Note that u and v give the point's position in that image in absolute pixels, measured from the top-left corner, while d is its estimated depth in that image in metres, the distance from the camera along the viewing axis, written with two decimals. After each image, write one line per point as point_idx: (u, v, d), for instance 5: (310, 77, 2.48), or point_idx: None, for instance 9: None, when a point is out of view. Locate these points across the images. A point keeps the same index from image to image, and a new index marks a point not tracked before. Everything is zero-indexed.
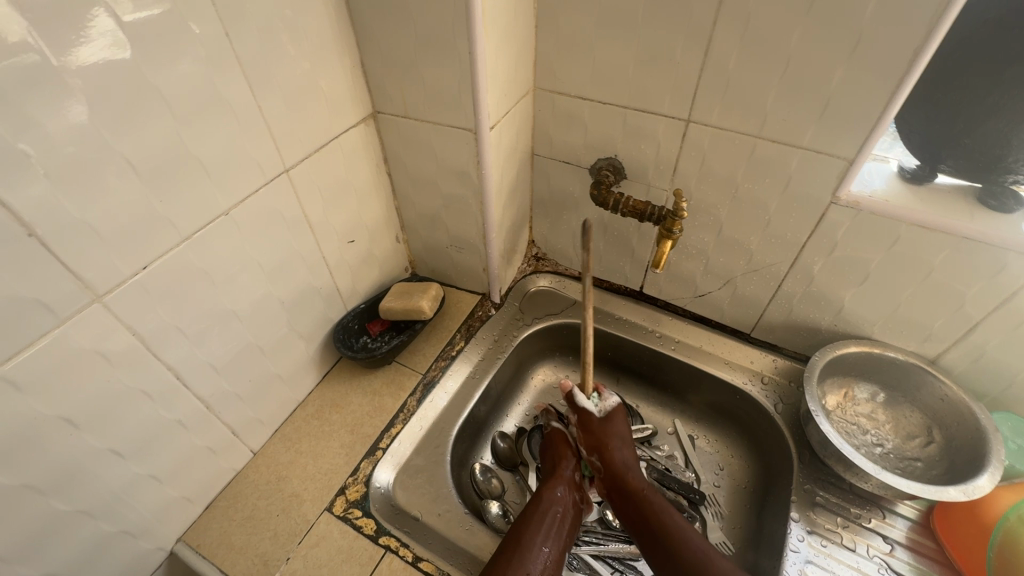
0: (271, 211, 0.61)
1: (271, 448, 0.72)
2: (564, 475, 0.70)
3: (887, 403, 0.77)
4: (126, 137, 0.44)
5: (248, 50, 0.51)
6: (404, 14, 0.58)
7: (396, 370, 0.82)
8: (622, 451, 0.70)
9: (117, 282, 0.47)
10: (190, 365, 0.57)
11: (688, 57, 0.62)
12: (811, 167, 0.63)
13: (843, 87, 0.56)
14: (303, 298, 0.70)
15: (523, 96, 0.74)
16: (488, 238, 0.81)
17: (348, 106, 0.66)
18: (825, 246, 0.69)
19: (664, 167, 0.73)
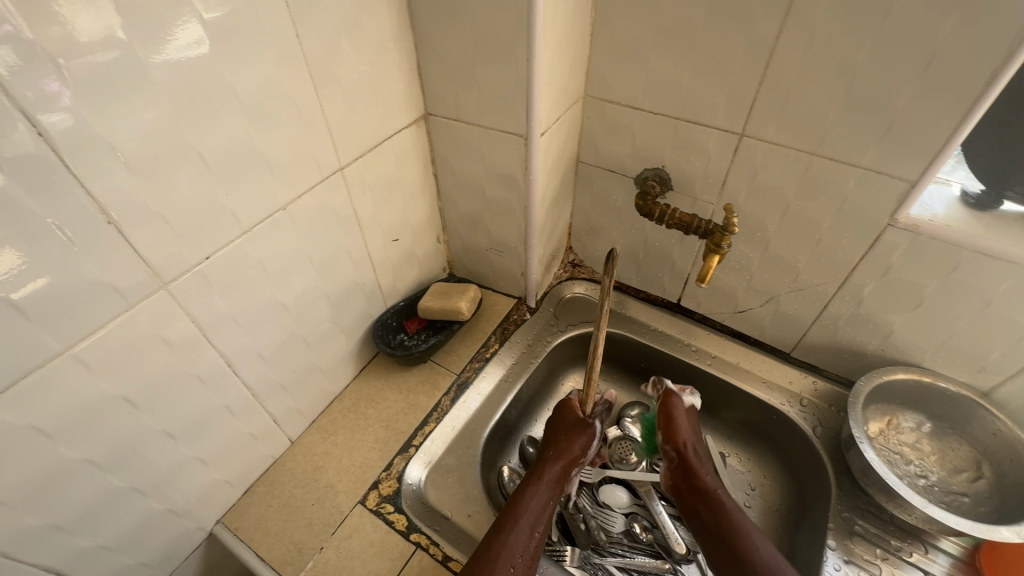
0: (325, 208, 0.62)
1: (307, 438, 0.74)
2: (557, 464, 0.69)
3: (934, 434, 0.74)
4: (201, 131, 0.46)
5: (316, 50, 0.53)
6: (465, 20, 0.59)
7: (431, 369, 0.83)
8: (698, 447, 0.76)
9: (181, 270, 0.48)
10: (241, 354, 0.58)
11: (747, 70, 0.61)
12: (869, 188, 0.62)
13: (909, 108, 0.55)
14: (347, 294, 0.72)
15: (573, 103, 0.74)
16: (529, 243, 0.81)
17: (402, 107, 0.68)
18: (877, 268, 0.67)
19: (713, 180, 0.72)
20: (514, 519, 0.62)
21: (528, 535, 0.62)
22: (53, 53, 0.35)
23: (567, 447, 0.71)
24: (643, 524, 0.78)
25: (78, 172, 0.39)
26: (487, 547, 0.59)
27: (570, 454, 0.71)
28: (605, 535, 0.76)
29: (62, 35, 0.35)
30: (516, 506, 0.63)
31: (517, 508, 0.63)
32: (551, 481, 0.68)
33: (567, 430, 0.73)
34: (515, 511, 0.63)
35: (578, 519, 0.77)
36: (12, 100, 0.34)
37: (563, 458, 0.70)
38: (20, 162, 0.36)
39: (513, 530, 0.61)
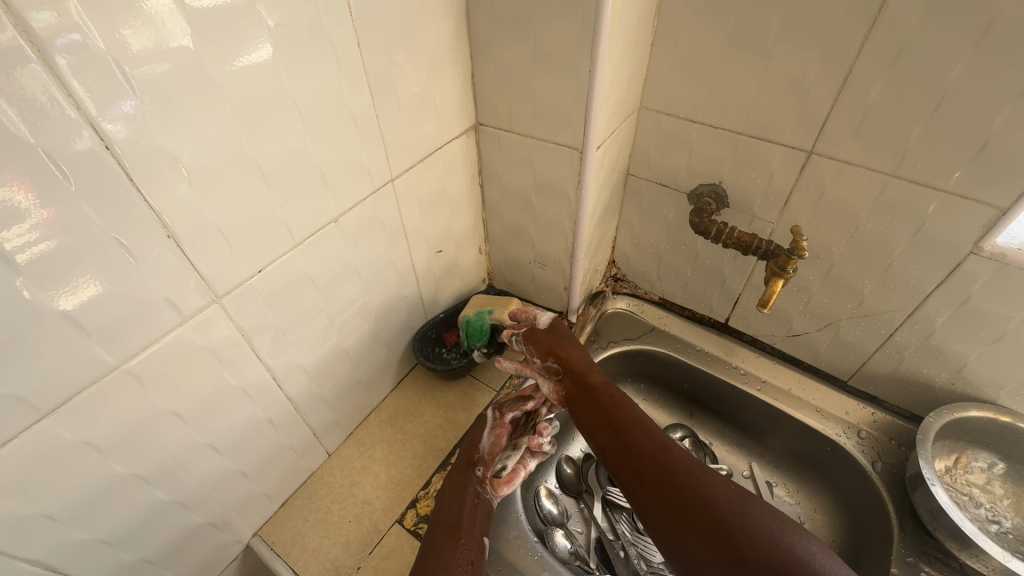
0: (374, 219, 0.61)
1: (345, 451, 0.72)
2: (465, 468, 0.65)
3: (1008, 476, 0.69)
4: (260, 143, 0.44)
5: (374, 59, 0.51)
6: (525, 29, 0.57)
7: (470, 384, 0.81)
8: (579, 350, 0.65)
9: (235, 283, 0.47)
10: (286, 367, 0.57)
11: (822, 85, 0.58)
12: (953, 212, 0.57)
13: (1007, 129, 0.50)
14: (390, 305, 0.70)
15: (629, 115, 0.71)
16: (575, 258, 0.78)
17: (454, 116, 0.66)
18: (955, 298, 0.63)
19: (775, 198, 0.69)
20: (438, 538, 0.57)
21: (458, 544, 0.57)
22: (121, 61, 0.34)
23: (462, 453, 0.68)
24: None
25: (142, 186, 0.38)
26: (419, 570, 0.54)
27: (474, 456, 0.66)
28: (645, 564, 0.72)
29: (130, 44, 0.34)
30: (439, 524, 0.59)
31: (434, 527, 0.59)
32: (468, 489, 0.62)
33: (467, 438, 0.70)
34: (437, 531, 0.58)
35: (618, 547, 0.73)
36: (80, 111, 0.33)
37: (463, 462, 0.66)
38: (87, 173, 0.35)
39: (447, 550, 0.55)
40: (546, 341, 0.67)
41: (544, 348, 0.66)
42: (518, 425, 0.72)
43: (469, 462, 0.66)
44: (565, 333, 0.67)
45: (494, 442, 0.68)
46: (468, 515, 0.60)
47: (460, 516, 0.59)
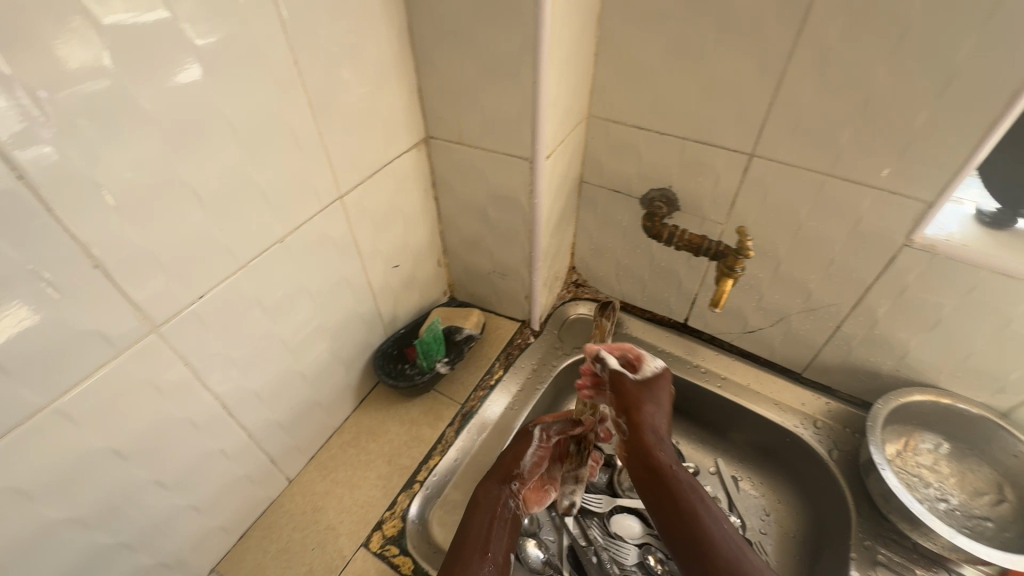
0: (324, 237, 0.59)
1: (306, 476, 0.70)
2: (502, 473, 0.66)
3: (953, 455, 0.73)
4: (194, 166, 0.43)
5: (313, 76, 0.50)
6: (468, 43, 0.57)
7: (434, 399, 0.80)
8: (656, 412, 0.60)
9: (174, 311, 0.45)
10: (236, 395, 0.55)
11: (758, 90, 0.60)
12: (885, 208, 0.60)
13: (927, 128, 0.53)
14: (346, 324, 0.69)
15: (578, 123, 0.72)
16: (534, 267, 0.79)
17: (403, 130, 0.65)
18: (892, 289, 0.66)
19: (722, 200, 0.71)
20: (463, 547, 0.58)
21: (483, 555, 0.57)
22: (31, 85, 0.32)
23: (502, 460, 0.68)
24: (658, 555, 0.74)
25: (62, 216, 0.36)
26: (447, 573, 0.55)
27: (514, 471, 0.67)
28: (618, 568, 0.72)
29: (40, 68, 0.32)
30: (465, 532, 0.59)
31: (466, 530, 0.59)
32: (504, 498, 0.64)
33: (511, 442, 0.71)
34: (465, 539, 0.59)
35: (591, 552, 0.73)
36: None
37: (502, 473, 0.66)
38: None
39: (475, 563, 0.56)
40: (630, 393, 0.60)
41: (623, 402, 0.60)
42: (569, 451, 0.72)
43: (508, 475, 0.66)
44: (654, 395, 0.61)
45: (536, 463, 0.69)
46: (495, 527, 0.61)
47: (489, 526, 0.60)
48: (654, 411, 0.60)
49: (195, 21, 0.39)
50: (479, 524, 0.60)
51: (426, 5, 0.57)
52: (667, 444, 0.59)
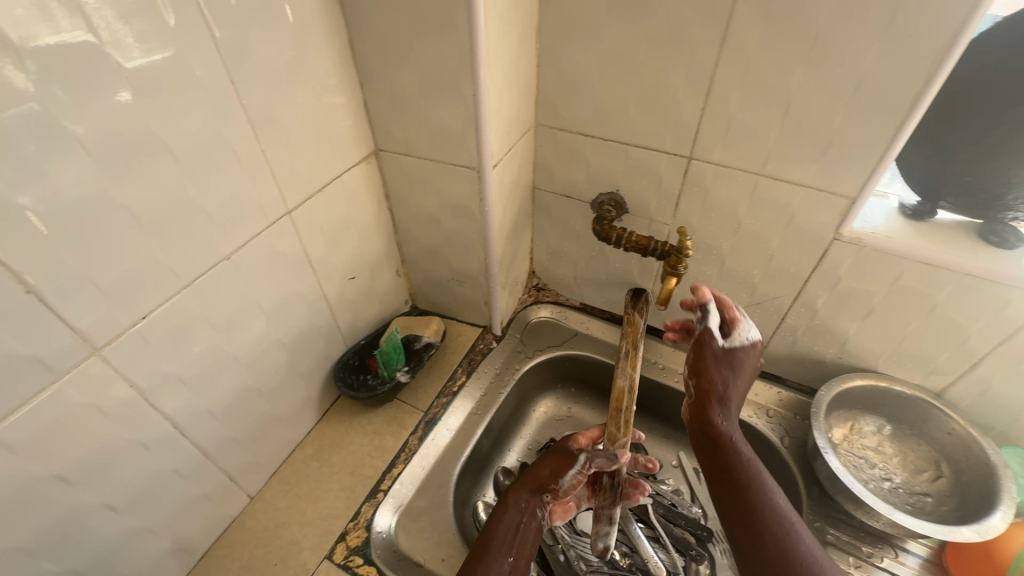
0: (273, 253, 0.60)
1: (268, 492, 0.70)
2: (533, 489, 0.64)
3: (895, 436, 0.76)
4: (130, 187, 0.43)
5: (252, 95, 0.51)
6: (410, 58, 0.59)
7: (397, 408, 0.80)
8: (727, 373, 0.64)
9: (116, 333, 0.45)
10: (188, 414, 0.55)
11: (690, 96, 0.63)
12: (814, 204, 0.64)
13: (844, 128, 0.57)
14: (303, 337, 0.69)
15: (525, 132, 0.74)
16: (491, 273, 0.80)
17: (351, 144, 0.66)
18: (828, 281, 0.69)
19: (666, 202, 0.73)
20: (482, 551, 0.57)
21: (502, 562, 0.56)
22: None
23: (539, 473, 0.65)
24: (624, 550, 0.75)
25: None
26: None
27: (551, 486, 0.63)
28: (584, 564, 0.73)
29: None
30: (487, 538, 0.58)
31: (489, 536, 0.58)
32: (531, 513, 0.62)
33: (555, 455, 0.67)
34: (486, 542, 0.58)
35: (558, 552, 0.74)
36: None
37: (535, 483, 0.64)
38: None
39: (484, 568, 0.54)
40: (704, 358, 0.65)
41: (697, 366, 0.65)
42: (602, 483, 0.64)
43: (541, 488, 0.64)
44: (731, 363, 0.65)
45: (574, 483, 0.64)
46: (521, 534, 0.59)
47: (515, 534, 0.59)
48: (732, 377, 0.64)
49: (121, 46, 0.40)
50: (502, 531, 0.59)
51: (366, 23, 0.58)
52: (732, 412, 0.63)
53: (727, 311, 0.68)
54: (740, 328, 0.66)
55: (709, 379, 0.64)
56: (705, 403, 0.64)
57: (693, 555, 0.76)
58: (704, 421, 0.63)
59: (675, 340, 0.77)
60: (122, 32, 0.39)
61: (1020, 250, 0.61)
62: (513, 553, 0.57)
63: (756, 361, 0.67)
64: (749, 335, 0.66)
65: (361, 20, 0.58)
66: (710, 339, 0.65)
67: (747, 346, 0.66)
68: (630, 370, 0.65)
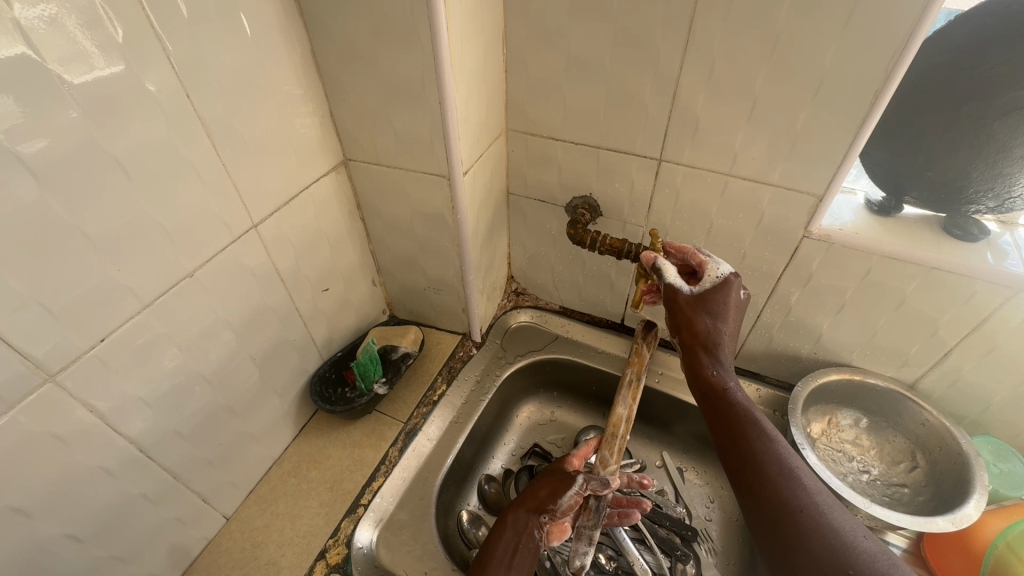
0: (240, 268, 0.59)
1: (245, 512, 0.69)
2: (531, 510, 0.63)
3: (871, 429, 0.77)
4: (80, 208, 0.42)
5: (211, 109, 0.50)
6: (375, 68, 0.58)
7: (376, 420, 0.79)
8: (710, 320, 0.62)
9: (71, 358, 0.44)
10: (154, 437, 0.54)
11: (657, 99, 0.63)
12: (782, 202, 0.64)
13: (808, 127, 0.57)
14: (276, 352, 0.68)
15: (496, 138, 0.74)
16: (467, 280, 0.80)
17: (318, 155, 0.65)
18: (800, 278, 0.70)
19: (639, 204, 0.74)
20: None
21: None
22: None
23: (538, 494, 0.65)
24: (608, 553, 0.75)
25: None
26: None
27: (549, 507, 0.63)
28: None
29: None
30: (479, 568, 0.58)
31: (486, 559, 0.59)
32: (529, 534, 0.61)
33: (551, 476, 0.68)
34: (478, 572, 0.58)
35: (544, 559, 0.71)
36: None
37: (532, 503, 0.64)
38: None
39: None
40: (680, 312, 0.62)
41: (677, 320, 0.63)
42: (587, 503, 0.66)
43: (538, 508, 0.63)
44: (710, 310, 0.62)
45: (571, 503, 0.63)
46: (518, 558, 0.59)
47: (512, 557, 0.59)
48: (715, 325, 0.62)
49: (63, 61, 0.38)
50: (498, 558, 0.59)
51: (329, 33, 0.57)
52: (722, 359, 0.62)
53: (692, 258, 0.66)
54: (710, 268, 0.63)
55: (692, 331, 0.62)
56: (694, 355, 0.63)
57: (678, 556, 0.75)
58: (697, 374, 0.63)
59: (655, 299, 0.71)
60: (64, 48, 0.38)
61: (982, 242, 0.62)
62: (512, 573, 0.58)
63: (737, 298, 0.63)
64: (720, 273, 0.62)
65: (323, 30, 0.57)
66: (679, 290, 0.63)
67: (720, 285, 0.62)
68: (629, 400, 0.71)
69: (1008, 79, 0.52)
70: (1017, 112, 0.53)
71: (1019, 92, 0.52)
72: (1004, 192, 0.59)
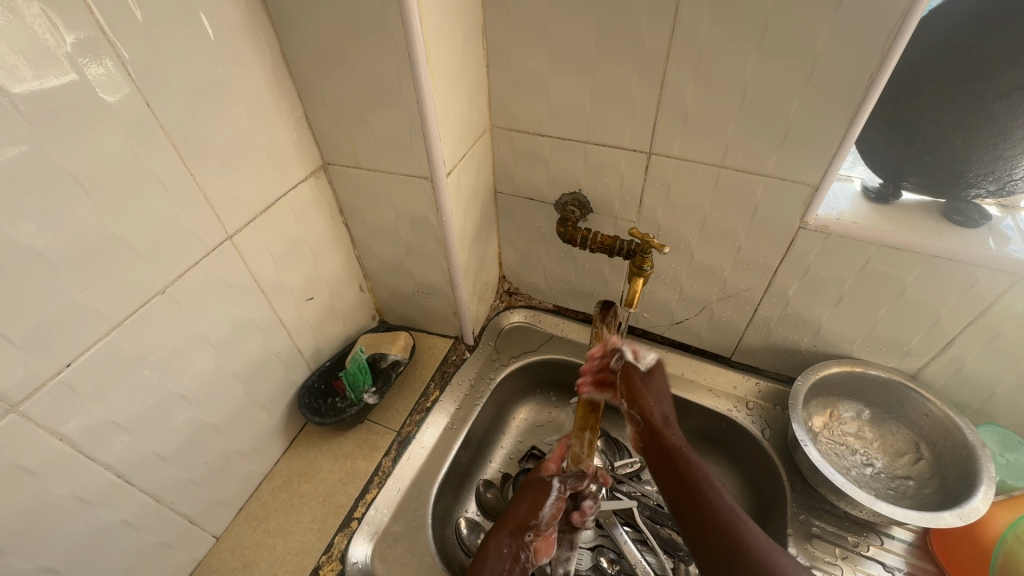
0: (218, 282, 0.56)
1: (235, 531, 0.67)
2: (514, 530, 0.61)
3: (873, 420, 0.76)
4: (34, 229, 0.40)
5: (175, 118, 0.48)
6: (348, 67, 0.56)
7: (369, 429, 0.77)
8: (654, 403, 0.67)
9: (35, 386, 0.42)
10: (133, 461, 0.52)
11: (644, 90, 0.61)
12: (777, 194, 0.62)
13: (801, 114, 0.55)
14: (261, 365, 0.66)
15: (480, 136, 0.71)
16: (455, 283, 0.78)
17: (294, 160, 0.63)
18: (797, 270, 0.68)
19: (630, 199, 0.71)
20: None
21: None
22: None
23: (518, 511, 0.63)
24: (610, 556, 0.74)
25: None
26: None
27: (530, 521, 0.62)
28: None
29: None
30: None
31: None
32: (516, 556, 0.60)
33: (525, 491, 0.66)
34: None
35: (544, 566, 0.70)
36: None
37: (514, 524, 0.62)
38: None
39: None
40: (633, 386, 0.67)
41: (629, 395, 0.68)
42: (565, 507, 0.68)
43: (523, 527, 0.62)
44: (655, 389, 0.68)
45: (553, 513, 0.63)
46: None
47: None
48: (659, 400, 0.67)
49: (18, 71, 0.37)
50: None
51: (297, 31, 0.55)
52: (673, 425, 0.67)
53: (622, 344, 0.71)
54: (642, 355, 0.70)
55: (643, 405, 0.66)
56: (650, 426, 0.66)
57: (681, 556, 0.73)
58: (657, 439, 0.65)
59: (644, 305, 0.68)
60: (16, 54, 0.36)
61: (983, 228, 0.60)
62: None
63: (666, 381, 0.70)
64: (651, 358, 0.71)
65: (291, 29, 0.55)
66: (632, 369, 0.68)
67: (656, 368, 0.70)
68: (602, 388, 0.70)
69: (1006, 59, 0.50)
70: (1016, 92, 0.51)
71: (1015, 73, 0.50)
72: (1005, 175, 0.57)
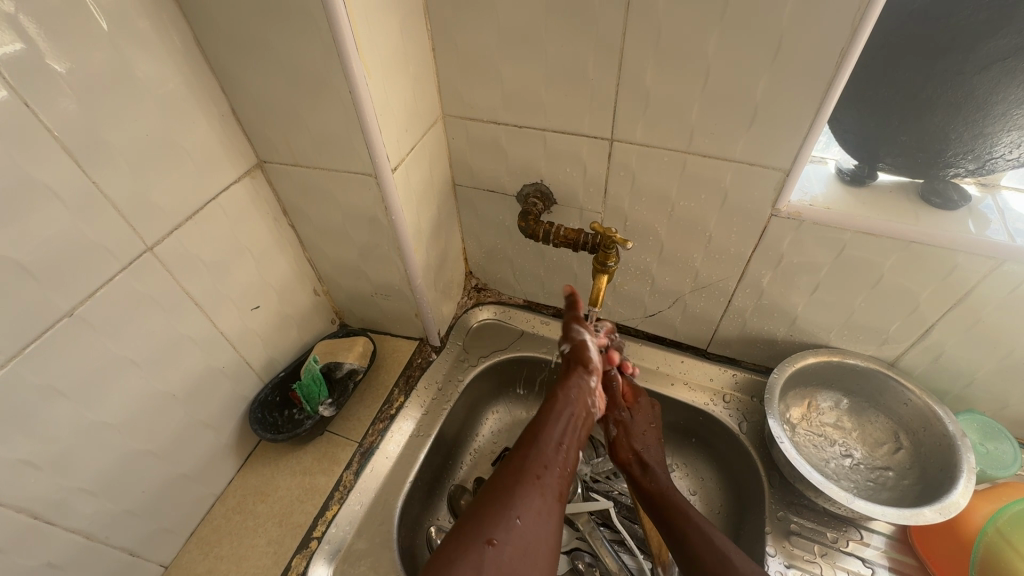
0: (141, 297, 0.51)
1: (185, 559, 0.63)
2: (582, 376, 0.64)
3: (852, 410, 0.73)
4: None
5: (68, 120, 0.42)
6: (272, 56, 0.51)
7: (329, 442, 0.73)
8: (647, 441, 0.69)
9: None
10: (52, 499, 0.48)
11: (601, 73, 0.56)
12: (746, 180, 0.58)
13: (768, 94, 0.51)
14: (203, 383, 0.61)
15: (430, 127, 0.66)
16: (414, 284, 0.73)
17: (223, 160, 0.58)
18: (770, 259, 0.65)
19: (594, 189, 0.67)
20: (524, 465, 0.51)
21: (556, 448, 0.55)
22: None
23: (581, 360, 0.65)
24: (587, 560, 0.70)
25: None
26: (475, 513, 0.46)
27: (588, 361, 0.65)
28: None
29: None
30: (524, 452, 0.53)
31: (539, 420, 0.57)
32: (580, 392, 0.62)
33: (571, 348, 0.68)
34: (523, 459, 0.52)
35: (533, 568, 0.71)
36: None
37: (581, 371, 0.64)
38: None
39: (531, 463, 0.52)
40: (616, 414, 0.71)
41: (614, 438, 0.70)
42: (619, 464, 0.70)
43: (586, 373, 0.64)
44: (638, 436, 0.69)
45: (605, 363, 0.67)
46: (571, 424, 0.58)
47: (569, 425, 0.58)
48: (648, 446, 0.68)
49: None
50: (550, 434, 0.56)
51: (209, 16, 0.49)
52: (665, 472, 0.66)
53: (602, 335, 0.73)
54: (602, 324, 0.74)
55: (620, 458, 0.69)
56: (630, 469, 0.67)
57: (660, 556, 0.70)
58: (640, 483, 0.65)
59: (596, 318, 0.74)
60: None
61: (962, 210, 0.57)
62: (564, 443, 0.56)
63: (650, 418, 0.71)
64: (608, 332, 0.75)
65: (203, 14, 0.49)
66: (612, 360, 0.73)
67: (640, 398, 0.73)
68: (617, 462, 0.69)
69: (988, 28, 0.46)
70: (996, 65, 0.48)
71: (996, 44, 0.47)
72: (985, 153, 0.54)
